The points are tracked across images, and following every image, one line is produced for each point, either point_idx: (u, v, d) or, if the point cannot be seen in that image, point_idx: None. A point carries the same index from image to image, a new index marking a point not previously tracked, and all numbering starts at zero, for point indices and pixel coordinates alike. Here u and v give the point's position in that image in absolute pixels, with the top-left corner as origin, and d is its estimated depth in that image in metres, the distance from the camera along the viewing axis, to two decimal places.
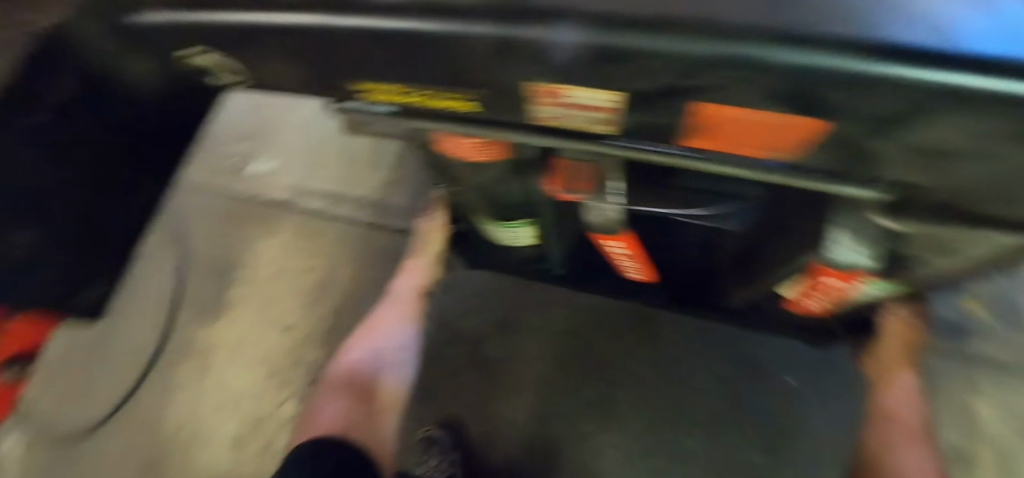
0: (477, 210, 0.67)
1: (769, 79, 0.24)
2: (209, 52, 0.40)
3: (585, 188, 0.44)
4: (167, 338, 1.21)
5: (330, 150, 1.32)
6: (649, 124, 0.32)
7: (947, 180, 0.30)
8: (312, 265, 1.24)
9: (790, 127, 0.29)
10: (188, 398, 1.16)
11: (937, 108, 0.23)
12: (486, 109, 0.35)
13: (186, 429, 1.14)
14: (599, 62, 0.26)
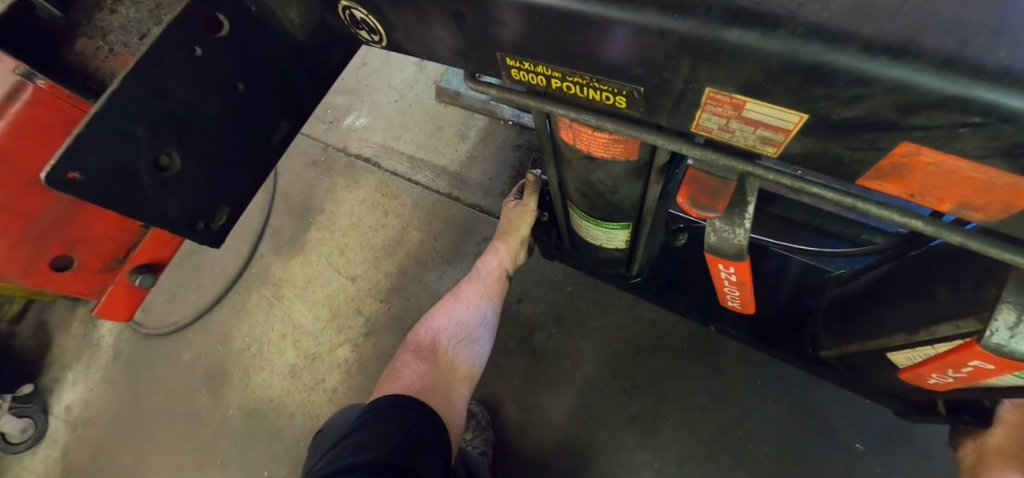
0: (576, 204, 0.66)
1: (1010, 130, 0.21)
2: (350, 8, 0.41)
3: (714, 204, 0.40)
4: (250, 263, 1.27)
5: (421, 115, 1.35)
6: (827, 154, 0.28)
7: None
8: (386, 222, 1.26)
9: (1005, 192, 0.24)
10: (254, 324, 1.21)
11: None
12: (640, 108, 0.33)
13: (251, 350, 1.19)
14: (806, 80, 0.24)
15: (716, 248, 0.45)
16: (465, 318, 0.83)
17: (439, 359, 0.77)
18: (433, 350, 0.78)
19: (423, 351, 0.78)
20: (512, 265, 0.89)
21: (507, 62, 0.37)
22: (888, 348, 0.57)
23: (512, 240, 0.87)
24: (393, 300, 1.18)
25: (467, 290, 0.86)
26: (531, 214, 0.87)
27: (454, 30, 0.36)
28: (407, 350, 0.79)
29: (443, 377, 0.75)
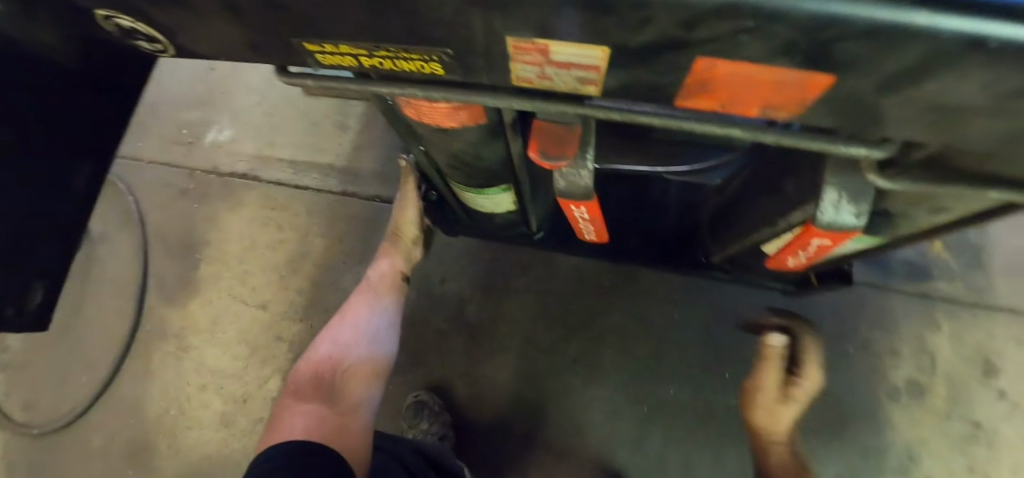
0: (450, 177, 0.63)
1: (781, 29, 0.21)
2: (111, 18, 0.33)
3: (564, 152, 0.39)
4: (141, 321, 1.13)
5: (291, 114, 1.23)
6: (640, 82, 0.28)
7: (955, 138, 0.28)
8: (283, 237, 1.16)
9: (795, 87, 0.25)
10: (166, 384, 1.08)
11: (929, 55, 0.21)
12: (458, 70, 0.31)
13: (172, 412, 1.07)
14: (591, 12, 0.22)
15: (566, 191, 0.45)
16: (360, 324, 0.79)
17: (324, 392, 0.71)
18: (316, 383, 0.72)
19: (305, 387, 0.72)
20: (406, 266, 0.86)
21: (306, 47, 0.32)
22: (758, 242, 0.63)
23: (401, 239, 0.85)
24: (313, 317, 1.10)
25: (359, 299, 0.82)
26: (415, 206, 0.83)
27: (238, 23, 0.31)
28: (291, 387, 0.73)
29: (337, 394, 0.72)
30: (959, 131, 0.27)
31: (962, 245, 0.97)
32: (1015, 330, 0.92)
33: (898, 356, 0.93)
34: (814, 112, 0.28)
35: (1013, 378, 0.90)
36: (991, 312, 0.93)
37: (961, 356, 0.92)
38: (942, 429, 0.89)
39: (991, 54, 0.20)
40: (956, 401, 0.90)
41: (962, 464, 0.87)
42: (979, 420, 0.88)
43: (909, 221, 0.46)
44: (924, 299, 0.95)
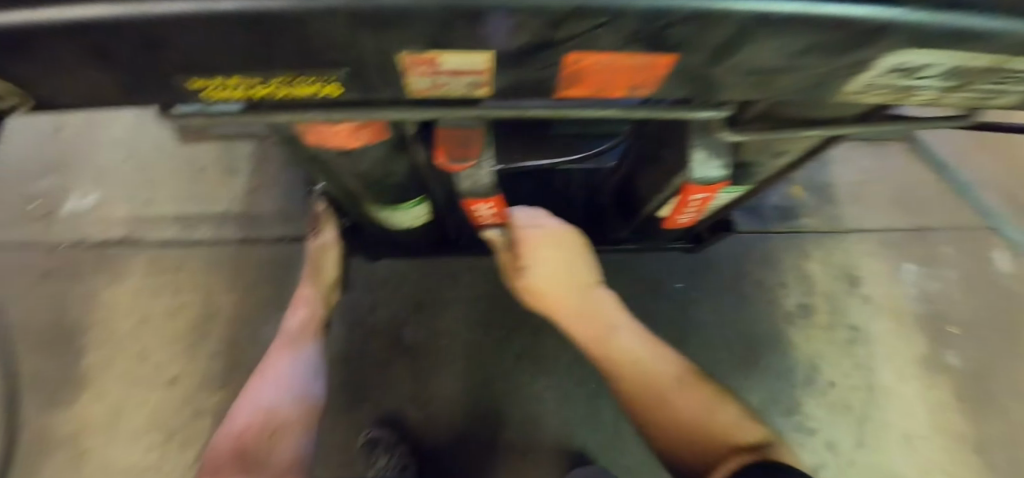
0: (362, 197, 0.63)
1: (623, 22, 0.26)
2: None
3: (469, 153, 0.43)
4: (20, 432, 0.97)
5: (171, 167, 1.15)
6: (522, 81, 0.31)
7: (774, 90, 0.35)
8: (182, 301, 1.06)
9: (649, 68, 0.31)
10: None
11: (733, 30, 0.27)
12: (355, 89, 0.33)
13: None
14: (469, 23, 0.26)
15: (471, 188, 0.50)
16: (281, 379, 0.73)
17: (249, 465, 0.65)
18: (240, 457, 0.66)
19: (226, 464, 0.65)
20: (326, 313, 0.84)
21: (193, 82, 0.32)
22: (654, 207, 0.72)
23: (320, 285, 0.84)
24: (234, 382, 1.01)
25: (275, 355, 0.77)
26: (332, 244, 0.83)
27: (112, 70, 0.30)
28: (211, 468, 0.66)
29: (266, 460, 0.66)
30: (771, 87, 0.34)
31: (816, 186, 1.15)
32: (866, 246, 1.11)
33: (786, 286, 1.08)
34: (665, 88, 0.33)
35: (872, 284, 1.08)
36: (847, 235, 1.11)
37: (831, 276, 1.08)
38: (830, 339, 1.04)
39: (779, 25, 0.27)
40: (836, 316, 1.06)
41: (852, 363, 1.03)
42: (857, 323, 1.05)
43: (764, 168, 0.55)
44: (794, 236, 1.11)
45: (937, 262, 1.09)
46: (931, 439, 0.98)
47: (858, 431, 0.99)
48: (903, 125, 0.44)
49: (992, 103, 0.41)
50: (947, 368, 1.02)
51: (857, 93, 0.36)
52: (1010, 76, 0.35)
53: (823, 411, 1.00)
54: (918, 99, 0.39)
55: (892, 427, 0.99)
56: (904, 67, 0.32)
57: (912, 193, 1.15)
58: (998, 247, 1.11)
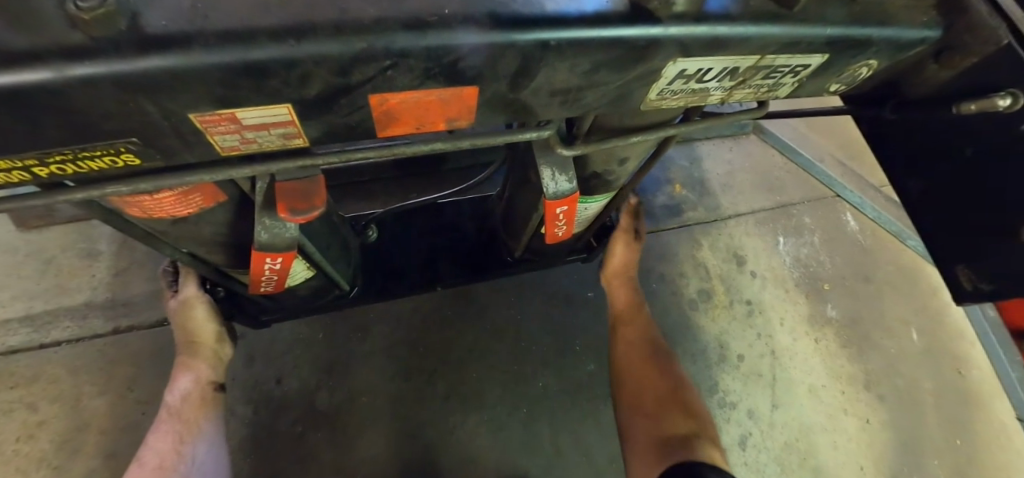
0: (223, 266, 0.58)
1: (412, 61, 0.27)
2: None
3: (311, 203, 0.40)
4: None
5: (10, 262, 1.00)
6: (339, 127, 0.31)
7: (584, 106, 0.38)
8: (42, 416, 0.90)
9: (457, 99, 0.32)
10: None
11: (520, 56, 0.30)
12: (158, 156, 0.31)
13: None
14: (255, 76, 0.26)
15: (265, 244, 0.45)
16: (169, 463, 0.66)
17: None
18: None
19: None
20: (218, 374, 0.75)
21: None
22: (537, 226, 0.75)
23: (200, 348, 0.73)
24: None
25: (159, 438, 0.68)
26: (204, 298, 0.71)
27: None
28: None
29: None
30: (581, 102, 0.37)
31: (691, 181, 1.26)
32: (743, 227, 1.22)
33: (682, 275, 1.16)
34: (484, 116, 0.35)
35: (754, 260, 1.19)
36: (726, 221, 1.23)
37: (718, 259, 1.18)
38: (731, 315, 1.13)
39: (558, 50, 0.30)
40: (728, 296, 1.15)
41: (753, 333, 1.11)
42: (751, 297, 1.15)
43: (616, 175, 0.60)
44: (680, 228, 1.20)
45: (800, 230, 1.23)
46: (829, 387, 1.08)
47: (772, 394, 1.06)
48: (715, 121, 0.50)
49: (778, 94, 0.48)
50: (828, 320, 1.14)
51: (659, 98, 0.41)
52: (775, 69, 0.42)
53: (739, 383, 1.07)
54: (714, 99, 0.45)
55: (797, 383, 1.08)
56: (686, 72, 0.38)
57: (768, 174, 1.30)
58: (847, 211, 1.27)
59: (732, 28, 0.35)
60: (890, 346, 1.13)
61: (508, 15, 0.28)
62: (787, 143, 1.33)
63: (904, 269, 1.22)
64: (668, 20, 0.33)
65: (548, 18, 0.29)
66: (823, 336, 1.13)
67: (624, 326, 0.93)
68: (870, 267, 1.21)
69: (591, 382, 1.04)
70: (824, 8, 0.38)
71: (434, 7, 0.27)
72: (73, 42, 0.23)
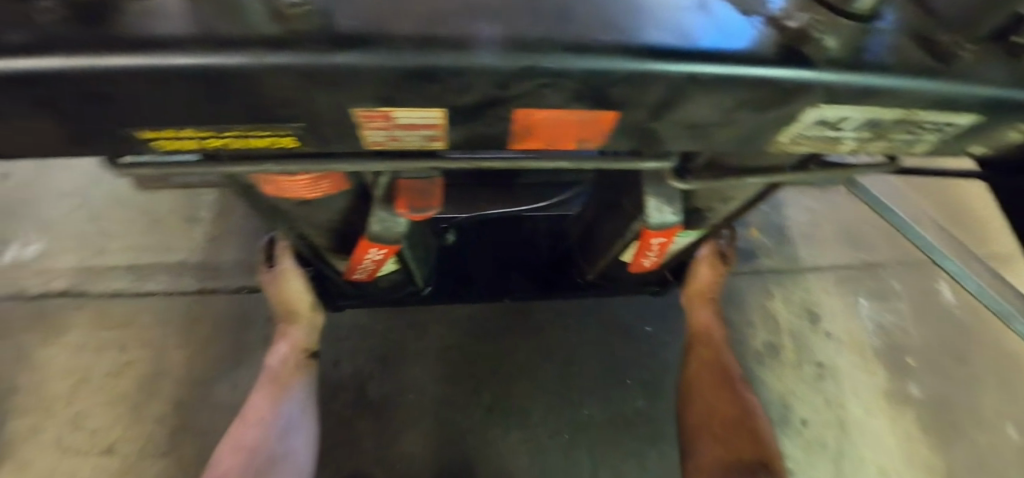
0: (323, 249, 0.61)
1: (566, 82, 0.28)
2: None
3: (430, 202, 0.42)
4: None
5: (126, 216, 1.11)
6: (478, 134, 0.33)
7: (711, 142, 0.38)
8: (128, 357, 0.97)
9: (593, 122, 0.33)
10: None
11: (668, 87, 0.30)
12: (312, 142, 0.33)
13: None
14: (422, 80, 0.27)
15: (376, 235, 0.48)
16: (267, 419, 0.71)
17: None
18: None
19: None
20: (310, 341, 0.79)
21: (143, 135, 0.32)
22: (619, 253, 0.74)
23: (297, 316, 0.77)
24: (181, 446, 0.91)
25: (260, 395, 0.73)
26: (297, 272, 0.76)
27: (56, 119, 0.30)
28: None
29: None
30: (709, 137, 0.37)
31: (770, 227, 1.20)
32: (823, 283, 1.14)
33: (750, 324, 1.09)
34: (612, 141, 0.36)
35: (832, 320, 1.11)
36: (803, 273, 1.15)
37: (792, 313, 1.11)
38: (799, 376, 1.05)
39: (707, 85, 0.30)
40: (801, 354, 1.07)
41: (822, 400, 1.02)
42: (824, 360, 1.06)
43: (715, 213, 0.59)
44: (755, 274, 1.14)
45: (888, 296, 1.14)
46: (904, 473, 0.98)
47: (837, 470, 0.97)
48: (836, 172, 0.48)
49: (916, 151, 0.45)
50: (912, 399, 1.04)
51: (789, 143, 0.40)
52: (921, 125, 0.39)
53: (801, 452, 0.98)
54: (844, 149, 0.43)
55: (868, 462, 0.98)
56: (826, 119, 0.37)
57: (858, 231, 1.22)
58: (945, 280, 1.17)
59: (886, 80, 0.33)
60: (978, 440, 1.01)
61: (665, 46, 0.29)
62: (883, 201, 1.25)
63: (1006, 355, 1.09)
64: (823, 65, 0.32)
65: (703, 52, 0.29)
66: (902, 416, 1.02)
67: (701, 346, 0.90)
68: (965, 348, 1.09)
69: (639, 420, 1.01)
70: (987, 66, 0.36)
71: (595, 32, 0.28)
72: (277, 34, 0.26)
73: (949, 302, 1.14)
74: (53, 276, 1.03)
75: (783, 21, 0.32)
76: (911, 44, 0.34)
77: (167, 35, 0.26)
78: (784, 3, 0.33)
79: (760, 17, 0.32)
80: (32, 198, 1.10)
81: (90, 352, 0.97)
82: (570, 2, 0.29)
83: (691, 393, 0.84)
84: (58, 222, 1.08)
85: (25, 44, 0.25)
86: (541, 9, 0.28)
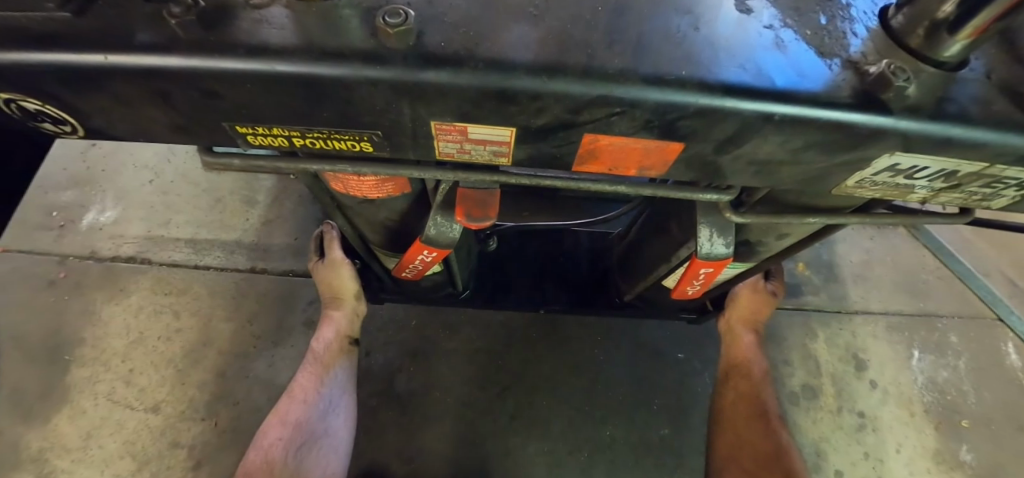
0: (375, 245, 0.64)
1: (638, 112, 0.29)
2: (15, 102, 0.33)
3: (487, 213, 0.43)
4: None
5: (191, 193, 1.18)
6: (543, 154, 0.34)
7: (775, 179, 0.38)
8: (181, 325, 1.03)
9: (658, 152, 0.33)
10: None
11: (738, 124, 0.30)
12: (387, 148, 0.35)
13: None
14: (502, 101, 0.29)
15: (431, 238, 0.50)
16: (310, 398, 0.74)
17: None
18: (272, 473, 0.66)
19: None
20: (353, 330, 0.81)
21: (238, 129, 0.35)
22: (663, 276, 0.73)
23: (342, 304, 0.80)
24: (219, 414, 0.95)
25: (305, 375, 0.76)
26: (347, 264, 0.79)
27: (166, 108, 0.33)
28: None
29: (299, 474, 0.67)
30: (771, 175, 0.37)
31: (819, 264, 1.16)
32: (872, 328, 1.09)
33: (789, 363, 1.05)
34: (673, 170, 0.36)
35: (879, 369, 1.05)
36: (851, 316, 1.10)
37: (835, 357, 1.06)
38: (838, 423, 1.00)
39: (778, 125, 0.30)
40: (842, 400, 1.02)
41: (861, 452, 0.97)
42: (865, 410, 1.01)
43: (767, 247, 0.58)
44: (799, 312, 1.10)
45: (943, 350, 1.07)
46: None
47: None
48: (903, 219, 0.46)
49: (991, 205, 0.43)
50: (960, 463, 0.97)
51: (855, 186, 0.39)
52: (1000, 181, 0.38)
53: None
54: (914, 197, 0.42)
55: None
56: (898, 167, 0.36)
57: (915, 277, 1.15)
58: (1010, 340, 1.09)
59: (968, 132, 0.32)
60: None
61: (739, 84, 0.29)
62: (945, 248, 1.19)
63: None
64: (902, 113, 0.31)
65: (777, 93, 0.29)
66: None
67: (739, 378, 0.87)
68: None
69: (661, 447, 0.99)
70: None
71: (671, 67, 0.29)
72: (373, 49, 0.28)
73: (1012, 363, 1.07)
74: (122, 241, 1.10)
75: (862, 66, 0.32)
76: (1000, 96, 0.33)
77: (277, 43, 0.28)
78: (863, 46, 0.33)
79: (840, 59, 0.32)
80: (111, 167, 1.19)
81: (147, 316, 1.04)
82: (647, 36, 0.30)
83: (720, 426, 0.83)
84: (132, 192, 1.16)
85: (154, 43, 0.29)
86: (620, 41, 0.29)
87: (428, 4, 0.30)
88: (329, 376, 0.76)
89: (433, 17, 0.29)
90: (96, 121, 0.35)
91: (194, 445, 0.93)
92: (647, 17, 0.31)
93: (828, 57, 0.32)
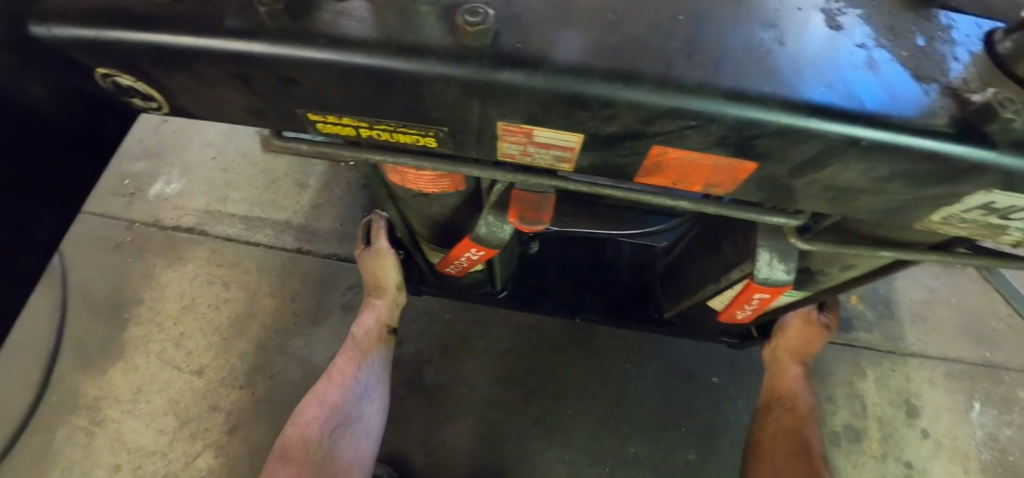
0: (422, 239, 0.65)
1: (713, 126, 0.28)
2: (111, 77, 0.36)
3: (541, 217, 0.43)
4: (47, 390, 0.97)
5: (250, 172, 1.23)
6: (606, 163, 0.33)
7: (850, 208, 0.35)
8: (228, 295, 1.08)
9: (729, 170, 0.32)
10: (64, 468, 0.91)
11: (820, 146, 0.29)
12: (449, 145, 0.35)
13: None
14: (575, 106, 0.28)
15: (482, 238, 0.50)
16: (347, 382, 0.75)
17: (317, 459, 0.68)
18: (308, 452, 0.68)
19: (294, 455, 0.68)
20: (392, 319, 0.82)
21: (309, 117, 0.36)
22: (709, 298, 0.70)
23: (384, 293, 0.81)
24: (257, 385, 0.99)
25: (344, 358, 0.77)
26: (389, 255, 0.80)
27: (244, 91, 0.34)
28: (275, 458, 0.68)
29: (331, 455, 0.70)
30: (847, 203, 0.35)
31: (875, 299, 1.09)
32: (929, 374, 1.02)
33: (832, 400, 0.99)
34: (739, 190, 0.35)
35: (933, 419, 0.98)
36: (906, 358, 1.03)
37: (885, 399, 0.99)
38: (881, 470, 0.94)
39: (864, 150, 0.29)
40: (889, 446, 0.96)
41: None
42: (913, 460, 0.94)
43: (828, 277, 0.55)
44: (848, 348, 1.04)
45: (1008, 406, 0.99)
46: None
47: None
48: (989, 262, 0.43)
49: None
50: None
51: (941, 222, 0.36)
52: None
53: None
54: (1008, 240, 0.38)
55: None
56: (993, 205, 0.33)
57: (984, 324, 1.07)
58: None
59: None
60: None
61: (826, 105, 0.27)
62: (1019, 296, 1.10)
63: None
64: (1008, 148, 0.28)
65: (868, 116, 0.28)
66: None
67: (781, 410, 0.83)
68: None
69: (687, 471, 0.96)
70: None
71: (753, 81, 0.27)
72: (449, 46, 0.28)
73: None
74: (184, 212, 1.17)
75: (963, 93, 0.29)
76: None
77: (355, 35, 0.29)
78: (965, 72, 0.30)
79: (938, 84, 0.29)
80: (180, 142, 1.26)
81: (200, 284, 1.09)
82: (730, 48, 0.29)
83: (757, 457, 0.79)
84: (196, 167, 1.23)
85: (242, 29, 0.30)
86: (700, 52, 0.28)
87: (505, 4, 0.29)
88: (366, 362, 0.78)
89: (511, 17, 0.29)
90: (179, 99, 0.37)
91: (231, 410, 0.98)
92: (729, 28, 0.29)
93: (925, 80, 0.29)
